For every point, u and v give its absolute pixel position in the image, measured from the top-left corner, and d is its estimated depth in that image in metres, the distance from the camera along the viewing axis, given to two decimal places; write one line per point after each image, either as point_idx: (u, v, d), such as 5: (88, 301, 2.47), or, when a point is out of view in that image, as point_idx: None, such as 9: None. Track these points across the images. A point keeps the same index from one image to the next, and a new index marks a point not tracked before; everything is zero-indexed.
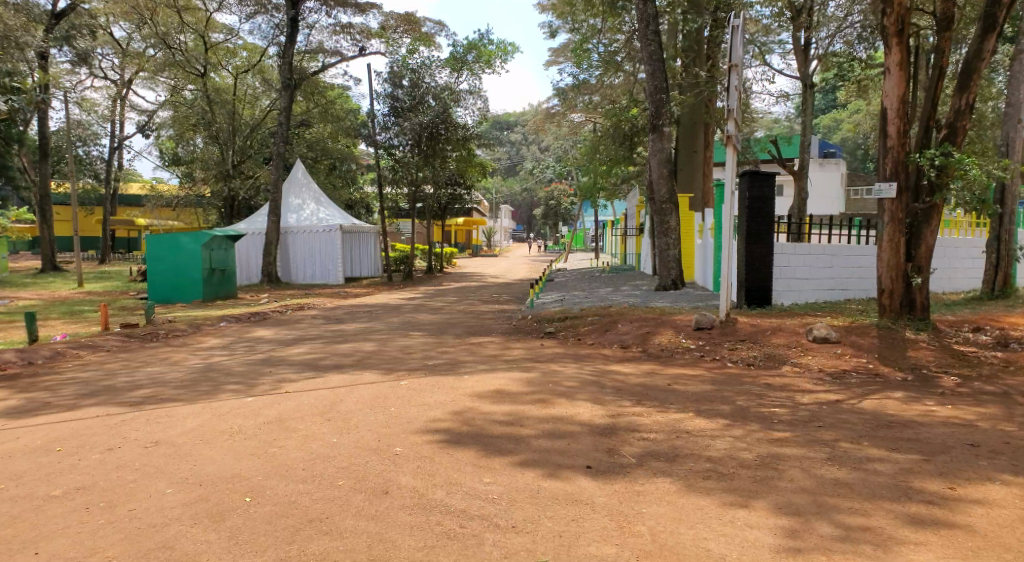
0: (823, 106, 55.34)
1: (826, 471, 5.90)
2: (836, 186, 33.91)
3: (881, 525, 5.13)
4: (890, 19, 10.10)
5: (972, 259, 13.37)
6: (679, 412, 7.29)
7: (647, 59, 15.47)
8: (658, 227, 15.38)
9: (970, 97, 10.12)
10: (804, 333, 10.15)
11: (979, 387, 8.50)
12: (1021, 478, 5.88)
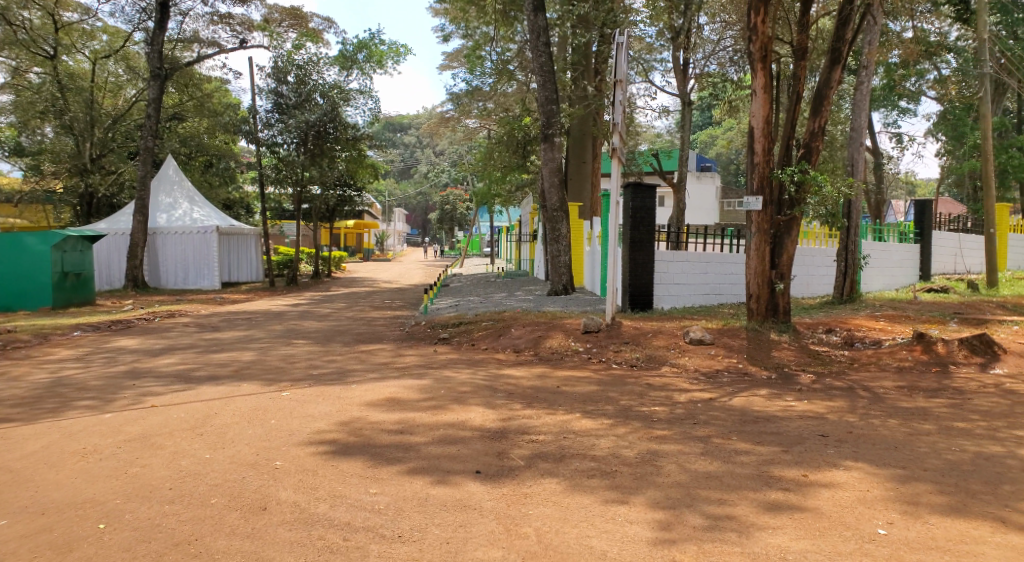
0: (702, 123, 58.45)
1: (700, 465, 6.61)
2: (711, 198, 37.23)
3: (744, 513, 5.73)
4: (755, 47, 11.01)
5: (826, 267, 14.86)
6: (566, 414, 7.92)
7: (538, 70, 16.13)
8: (550, 234, 16.06)
9: (823, 120, 11.24)
10: (681, 335, 11.02)
11: (831, 382, 9.54)
12: (861, 464, 6.76)
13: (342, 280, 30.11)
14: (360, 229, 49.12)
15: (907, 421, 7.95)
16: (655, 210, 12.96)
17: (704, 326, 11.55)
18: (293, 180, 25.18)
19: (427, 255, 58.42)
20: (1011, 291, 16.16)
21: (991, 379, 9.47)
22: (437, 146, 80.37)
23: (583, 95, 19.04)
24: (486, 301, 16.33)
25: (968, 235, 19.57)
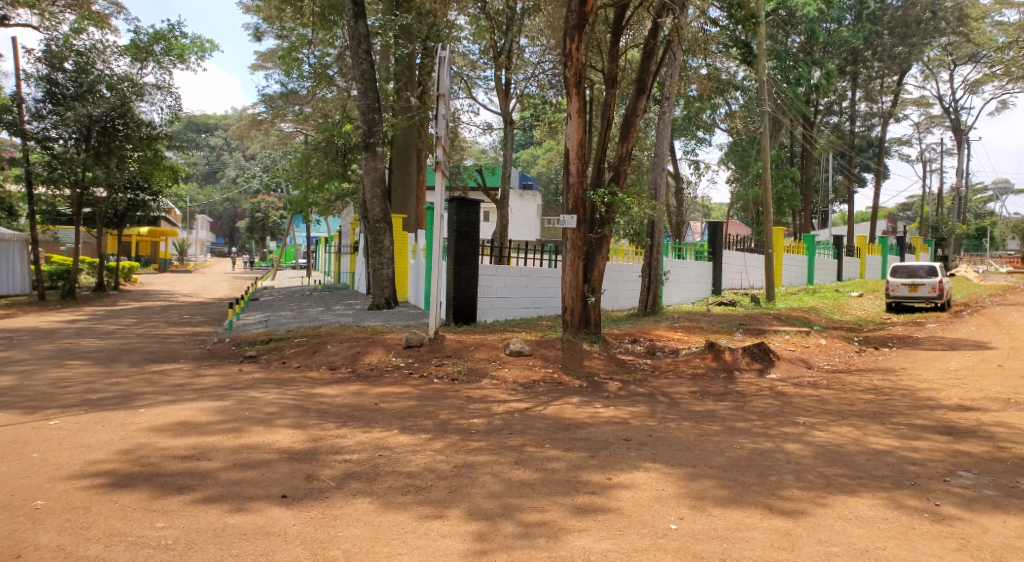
0: (523, 143, 60.47)
1: (512, 475, 6.98)
2: (533, 216, 38.61)
3: (553, 518, 6.10)
4: (570, 71, 11.41)
5: (633, 281, 16.11)
6: (380, 430, 8.10)
7: (359, 78, 16.20)
8: (372, 246, 16.12)
9: (630, 146, 12.02)
10: (501, 348, 11.48)
11: (635, 389, 10.29)
12: (659, 464, 7.37)
13: (132, 293, 28.37)
14: (156, 236, 46.38)
15: (697, 423, 8.76)
16: (479, 224, 13.30)
17: (523, 338, 12.04)
18: (71, 181, 23.58)
19: (235, 266, 56.08)
20: (786, 305, 18.14)
21: (768, 383, 10.64)
22: (247, 150, 77.52)
23: (407, 106, 19.24)
24: (300, 316, 16.02)
25: (752, 254, 21.63)
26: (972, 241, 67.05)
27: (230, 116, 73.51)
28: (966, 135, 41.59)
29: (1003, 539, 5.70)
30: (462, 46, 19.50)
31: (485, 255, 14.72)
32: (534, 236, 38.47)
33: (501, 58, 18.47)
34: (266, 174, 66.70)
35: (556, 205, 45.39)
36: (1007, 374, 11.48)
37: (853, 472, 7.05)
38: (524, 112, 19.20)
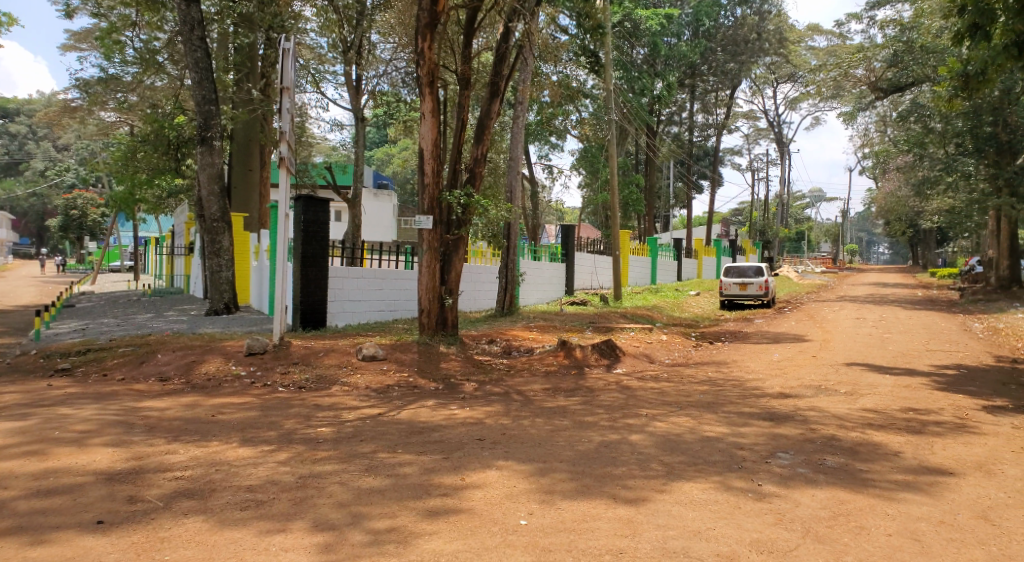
0: (376, 140, 59.79)
1: (361, 482, 6.86)
2: (388, 216, 38.49)
3: (404, 523, 6.05)
4: (422, 71, 11.28)
5: (490, 282, 16.40)
6: (214, 445, 7.80)
7: (193, 66, 15.46)
8: (210, 248, 15.58)
9: (485, 148, 12.14)
10: (353, 353, 11.36)
11: (490, 389, 10.44)
12: (512, 462, 7.46)
13: None
14: None
15: (547, 419, 9.03)
16: (327, 224, 13.02)
17: (376, 342, 11.97)
18: None
19: (48, 268, 51.73)
20: (633, 304, 19.02)
21: (614, 378, 11.16)
22: (55, 139, 70.47)
23: (248, 98, 18.68)
24: (124, 324, 15.10)
25: (601, 255, 22.53)
26: (794, 243, 72.49)
27: (39, 104, 67.63)
28: (788, 146, 44.95)
29: (814, 512, 6.27)
30: (308, 39, 19.15)
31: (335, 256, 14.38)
32: (390, 236, 38.48)
33: (351, 54, 18.45)
34: (84, 169, 62.13)
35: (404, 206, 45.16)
36: (820, 363, 12.61)
37: (690, 459, 7.52)
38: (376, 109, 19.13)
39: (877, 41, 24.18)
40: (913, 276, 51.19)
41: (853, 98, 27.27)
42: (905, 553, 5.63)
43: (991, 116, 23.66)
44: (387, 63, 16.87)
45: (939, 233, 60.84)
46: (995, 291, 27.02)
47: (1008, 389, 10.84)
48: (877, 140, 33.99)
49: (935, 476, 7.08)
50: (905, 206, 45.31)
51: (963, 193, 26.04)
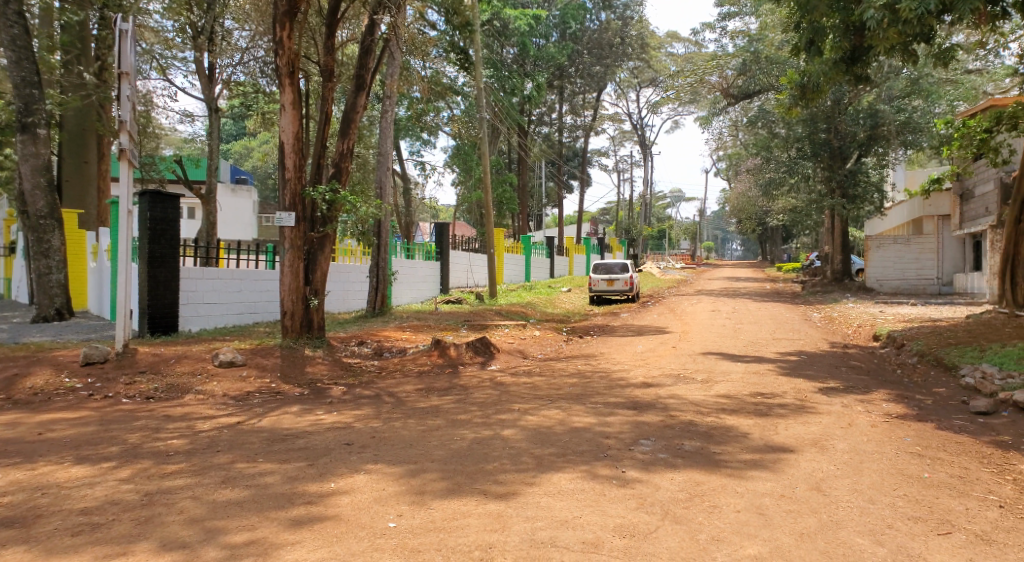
0: (234, 134, 57.37)
1: (217, 495, 6.56)
2: (249, 213, 37.45)
3: (264, 535, 5.88)
4: (282, 61, 10.93)
5: (361, 281, 16.21)
6: (50, 464, 7.27)
7: (8, 43, 14.04)
8: (36, 249, 14.41)
9: (351, 143, 11.88)
10: (209, 359, 10.66)
11: (359, 392, 10.25)
12: (380, 466, 7.35)
13: None
14: None
15: (418, 418, 8.98)
16: (176, 222, 12.37)
17: (235, 347, 11.31)
18: None
19: None
20: (507, 301, 19.23)
21: (488, 374, 11.26)
22: None
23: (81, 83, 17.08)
24: None
25: (476, 254, 22.64)
26: (657, 242, 75.46)
27: None
28: (650, 148, 46.69)
29: (672, 494, 6.56)
30: (152, 21, 18.03)
31: (187, 256, 13.78)
32: (250, 233, 37.73)
33: (200, 40, 17.57)
34: None
35: (264, 203, 43.54)
36: (680, 354, 13.16)
37: (559, 451, 7.69)
38: (231, 100, 18.41)
39: (728, 50, 25.49)
40: (763, 272, 54.51)
41: (708, 103, 28.60)
42: (751, 527, 5.99)
43: (824, 123, 26.14)
44: (243, 51, 16.32)
45: (785, 232, 64.99)
46: (832, 283, 29.13)
47: (842, 371, 11.73)
48: (730, 144, 35.87)
49: (779, 453, 7.57)
50: (755, 206, 48.11)
51: (805, 193, 27.94)
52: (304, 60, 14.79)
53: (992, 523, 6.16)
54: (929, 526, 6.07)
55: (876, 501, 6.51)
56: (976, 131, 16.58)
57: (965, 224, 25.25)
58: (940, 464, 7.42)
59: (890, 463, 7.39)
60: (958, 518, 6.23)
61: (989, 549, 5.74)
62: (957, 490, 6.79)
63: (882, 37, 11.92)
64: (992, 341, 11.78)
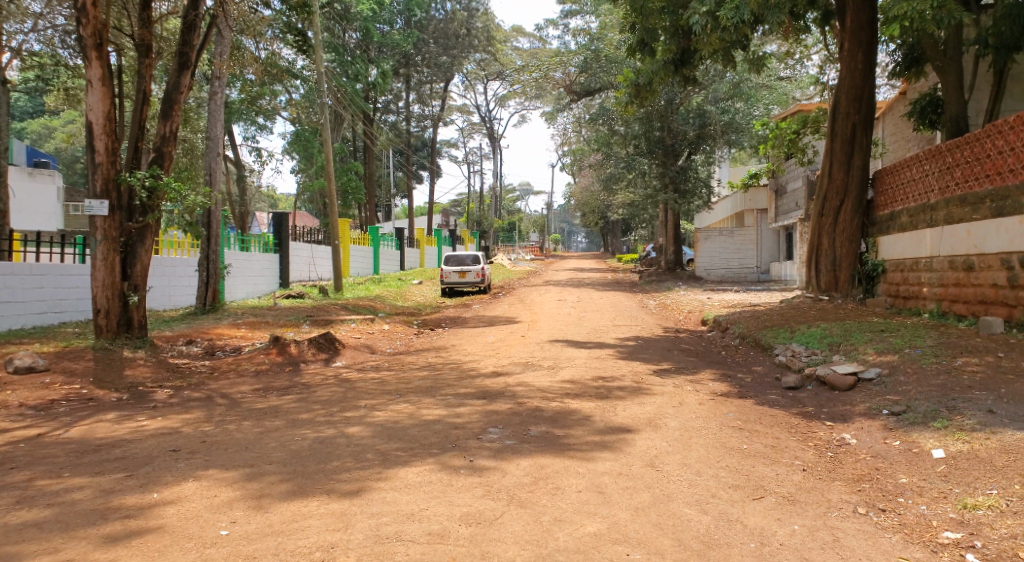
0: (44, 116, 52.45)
1: (14, 517, 5.87)
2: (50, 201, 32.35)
3: (72, 557, 5.32)
4: (87, 31, 10.03)
5: (188, 276, 15.25)
6: None
7: None
8: None
9: (173, 125, 11.03)
10: (3, 365, 9.61)
11: (187, 395, 9.58)
12: (211, 471, 6.85)
13: None
14: None
15: (258, 420, 8.46)
16: None
17: (37, 350, 10.27)
18: None
19: None
20: (353, 294, 18.73)
21: (333, 371, 10.85)
22: None
23: None
24: None
25: (319, 245, 21.88)
26: (506, 234, 76.27)
27: None
28: (498, 141, 47.01)
29: (518, 480, 6.50)
30: None
31: None
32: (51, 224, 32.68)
33: None
34: None
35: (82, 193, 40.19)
36: (528, 342, 13.23)
37: (406, 445, 7.46)
38: (25, 76, 16.51)
39: (570, 48, 25.88)
40: (605, 263, 56.42)
41: (553, 98, 29.08)
42: (591, 505, 6.02)
43: (659, 122, 27.04)
44: (35, 16, 14.50)
45: (626, 226, 67.49)
46: (666, 273, 30.37)
47: (673, 354, 12.18)
48: (574, 140, 36.65)
49: (618, 434, 7.69)
50: (598, 200, 49.60)
51: (641, 188, 28.71)
52: (116, 33, 13.60)
53: (799, 486, 6.52)
54: (747, 492, 6.33)
55: (702, 473, 6.73)
56: (787, 132, 17.80)
57: (779, 217, 27.38)
58: (757, 435, 7.79)
59: (714, 437, 7.68)
60: (771, 483, 6.55)
61: (796, 509, 6.06)
62: (770, 458, 7.15)
63: (706, 40, 12.51)
64: (802, 322, 12.61)
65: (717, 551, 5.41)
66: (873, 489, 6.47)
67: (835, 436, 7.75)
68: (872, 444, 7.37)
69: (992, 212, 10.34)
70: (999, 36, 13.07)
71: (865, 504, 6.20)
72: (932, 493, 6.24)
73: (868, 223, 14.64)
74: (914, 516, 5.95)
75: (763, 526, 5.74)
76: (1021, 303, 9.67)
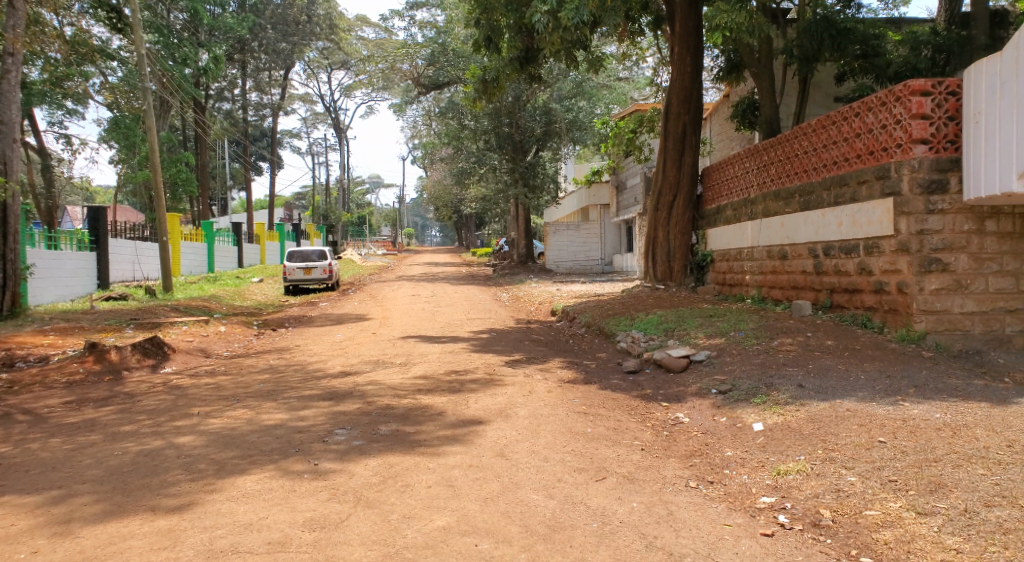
0: None
1: None
2: None
3: None
4: None
5: None
6: None
7: None
8: None
9: None
10: None
11: None
12: (8, 496, 6.03)
13: None
14: None
15: (69, 437, 7.58)
16: None
17: None
18: None
19: None
20: (184, 294, 17.60)
21: (160, 378, 10.02)
22: None
23: None
24: None
25: (145, 242, 20.42)
26: (356, 229, 74.73)
27: None
28: (345, 133, 45.87)
29: (365, 480, 6.09)
30: None
31: None
32: None
33: None
34: None
35: None
36: (378, 339, 12.82)
37: (243, 452, 6.75)
38: None
39: (418, 40, 25.30)
40: (457, 257, 56.41)
41: (400, 90, 28.43)
42: (441, 500, 5.72)
43: (506, 117, 27.39)
44: None
45: (478, 219, 67.84)
46: (518, 266, 30.72)
47: (525, 345, 12.14)
48: (425, 132, 36.21)
49: (469, 427, 7.47)
50: (450, 193, 49.49)
51: (492, 183, 28.76)
52: None
53: (638, 465, 6.55)
54: (590, 474, 6.27)
55: (550, 459, 6.62)
56: (625, 132, 18.29)
57: (620, 212, 28.30)
58: (601, 419, 7.81)
59: (562, 423, 7.62)
60: (613, 464, 6.54)
61: (635, 487, 6.05)
62: (612, 440, 7.17)
63: (550, 38, 12.46)
64: (641, 309, 12.93)
65: (562, 534, 5.25)
66: (703, 463, 6.58)
67: (670, 416, 7.89)
68: (702, 422, 7.53)
69: (801, 205, 10.90)
70: (802, 48, 13.84)
71: (696, 477, 6.29)
72: (752, 463, 6.40)
73: (699, 216, 15.28)
74: (737, 486, 6.07)
75: (606, 506, 5.67)
76: (825, 287, 10.26)
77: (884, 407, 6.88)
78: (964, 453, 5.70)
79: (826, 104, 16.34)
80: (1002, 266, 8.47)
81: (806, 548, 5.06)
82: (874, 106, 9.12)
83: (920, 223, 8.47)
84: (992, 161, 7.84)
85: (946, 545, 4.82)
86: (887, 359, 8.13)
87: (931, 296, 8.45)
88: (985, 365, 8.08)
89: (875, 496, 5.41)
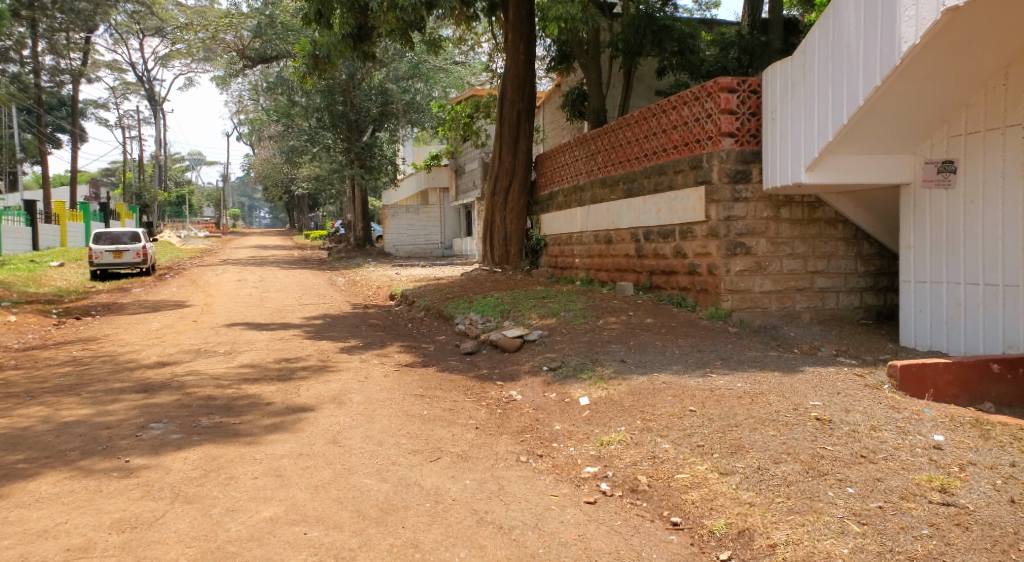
0: None
1: None
2: None
3: None
4: None
5: None
6: None
7: None
8: None
9: None
10: None
11: None
12: None
13: None
14: None
15: None
16: None
17: None
18: None
19: None
20: None
21: None
22: None
23: None
24: None
25: None
26: (175, 208, 70.39)
27: None
28: (160, 105, 42.95)
29: (184, 475, 5.78)
30: None
31: None
32: None
33: None
34: None
35: None
36: (200, 327, 12.23)
37: (35, 454, 6.20)
38: None
39: (242, 10, 24.12)
40: (288, 239, 54.65)
41: (224, 62, 26.99)
42: (268, 490, 5.53)
43: (341, 96, 26.70)
44: None
45: (310, 199, 65.71)
46: (355, 249, 30.20)
47: (361, 330, 11.97)
48: (251, 108, 34.61)
49: (299, 415, 7.29)
50: (280, 172, 47.86)
51: (326, 162, 27.84)
52: None
53: (472, 442, 6.64)
54: (424, 455, 6.28)
55: (384, 442, 6.57)
56: (462, 116, 18.35)
57: (460, 196, 28.46)
58: (436, 401, 7.83)
59: (397, 406, 7.58)
60: (446, 444, 6.58)
61: (468, 465, 6.13)
62: (448, 420, 7.20)
63: (384, 19, 12.30)
64: (478, 292, 13.05)
65: (394, 516, 5.19)
66: (535, 437, 6.77)
67: (504, 394, 8.06)
68: (533, 398, 7.74)
69: (624, 193, 11.40)
70: (626, 42, 14.49)
71: (528, 452, 6.46)
72: (578, 435, 6.65)
73: (533, 202, 15.65)
74: (563, 458, 6.27)
75: (439, 485, 5.70)
76: (645, 269, 10.79)
77: (695, 379, 7.33)
78: (761, 417, 6.18)
79: (648, 96, 17.13)
80: (795, 249, 9.20)
81: (624, 513, 5.30)
82: (688, 100, 9.61)
83: (727, 210, 9.06)
84: (785, 155, 8.50)
85: (742, 500, 5.12)
86: (698, 335, 8.67)
87: (736, 276, 9.08)
88: (781, 338, 8.82)
89: (686, 460, 5.75)
